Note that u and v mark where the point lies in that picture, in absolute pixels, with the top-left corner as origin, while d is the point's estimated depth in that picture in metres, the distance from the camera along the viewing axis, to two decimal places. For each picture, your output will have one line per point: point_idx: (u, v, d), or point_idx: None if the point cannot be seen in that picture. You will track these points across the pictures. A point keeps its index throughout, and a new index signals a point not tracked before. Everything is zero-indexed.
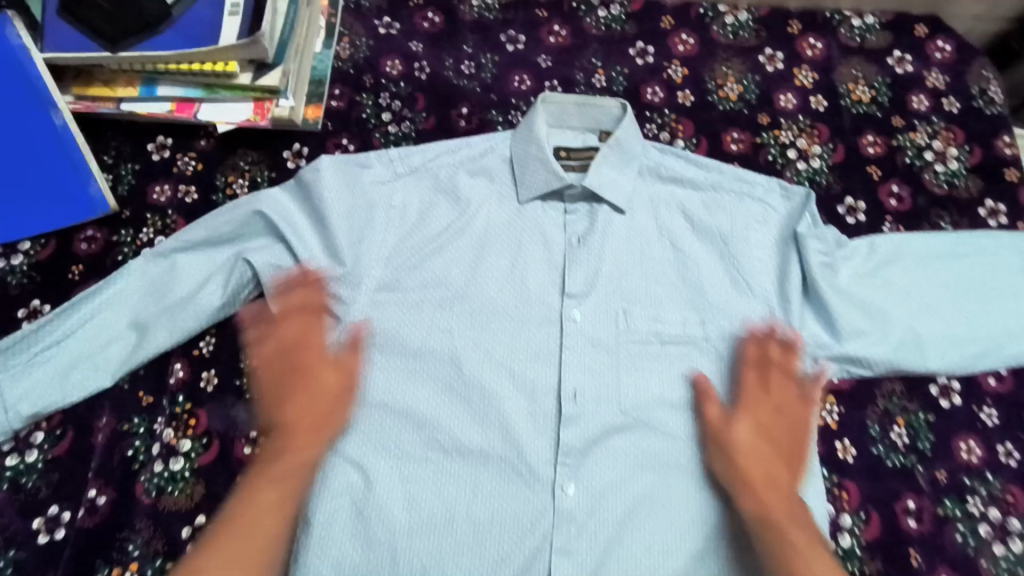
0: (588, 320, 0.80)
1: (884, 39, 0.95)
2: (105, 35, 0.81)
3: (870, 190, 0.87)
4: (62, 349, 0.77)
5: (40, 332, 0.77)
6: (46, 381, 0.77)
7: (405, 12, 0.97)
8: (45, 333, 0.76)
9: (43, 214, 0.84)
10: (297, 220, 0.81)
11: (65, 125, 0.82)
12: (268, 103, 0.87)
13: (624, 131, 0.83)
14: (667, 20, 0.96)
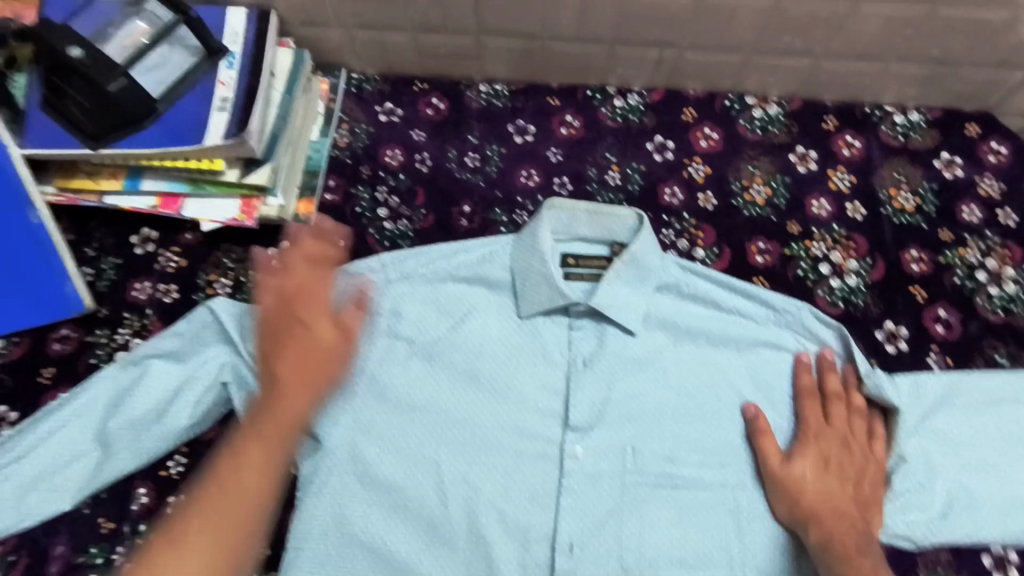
0: (591, 458, 0.72)
1: (931, 139, 0.86)
2: (85, 130, 0.76)
3: (915, 314, 0.78)
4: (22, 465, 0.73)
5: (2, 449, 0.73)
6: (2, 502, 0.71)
7: (409, 98, 0.92)
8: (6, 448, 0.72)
9: (17, 314, 0.80)
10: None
11: (41, 223, 0.78)
12: (256, 201, 0.82)
13: (639, 246, 0.75)
14: (688, 112, 0.89)
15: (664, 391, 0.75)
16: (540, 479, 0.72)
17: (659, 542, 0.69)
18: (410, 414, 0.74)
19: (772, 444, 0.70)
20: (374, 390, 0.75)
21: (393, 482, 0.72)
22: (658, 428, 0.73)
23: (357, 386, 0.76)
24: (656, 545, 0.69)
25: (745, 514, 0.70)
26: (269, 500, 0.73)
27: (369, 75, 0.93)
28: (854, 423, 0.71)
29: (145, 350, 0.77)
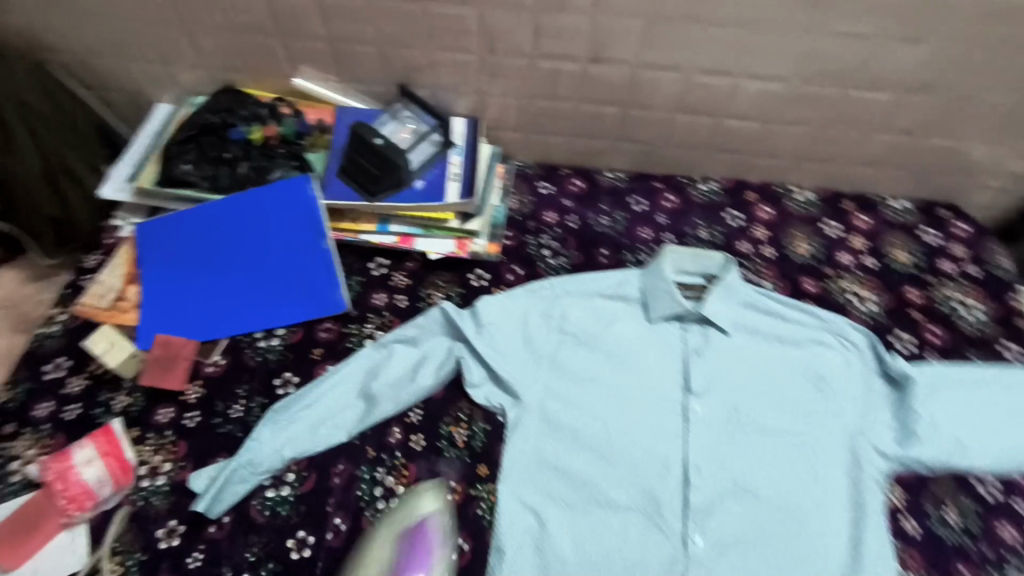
0: (707, 412, 1.06)
1: (917, 218, 1.28)
2: (367, 188, 1.15)
3: (917, 329, 1.15)
4: (311, 410, 1.02)
5: (300, 397, 1.03)
6: (300, 433, 1.01)
7: (558, 177, 1.33)
8: (303, 396, 1.03)
9: (300, 309, 1.14)
10: (490, 326, 1.10)
11: (327, 250, 1.14)
12: (466, 241, 1.20)
13: (731, 277, 1.12)
14: (751, 194, 1.30)
15: (751, 372, 1.10)
16: (672, 428, 1.05)
17: (759, 466, 1.01)
18: (579, 381, 1.09)
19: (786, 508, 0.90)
20: (552, 364, 1.09)
21: (571, 424, 1.05)
22: (750, 394, 1.07)
23: (541, 363, 1.09)
24: (756, 468, 1.01)
25: (815, 452, 1.02)
26: (485, 437, 1.04)
27: (528, 163, 1.35)
28: None
29: (396, 336, 1.09)
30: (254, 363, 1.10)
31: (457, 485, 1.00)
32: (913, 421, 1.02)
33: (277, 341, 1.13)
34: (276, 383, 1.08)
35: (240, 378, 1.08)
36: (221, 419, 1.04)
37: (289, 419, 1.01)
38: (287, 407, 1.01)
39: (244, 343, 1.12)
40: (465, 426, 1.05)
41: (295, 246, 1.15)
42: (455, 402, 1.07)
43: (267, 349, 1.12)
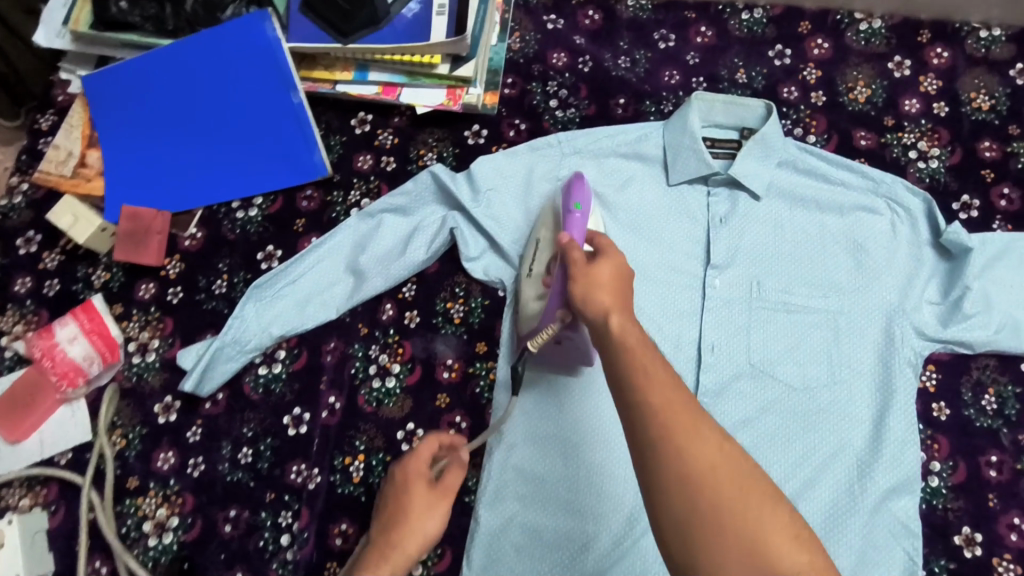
0: (727, 286, 0.96)
1: (1009, 51, 1.04)
2: (338, 28, 0.96)
3: (983, 190, 0.99)
4: (298, 286, 0.96)
5: (285, 271, 0.96)
6: (288, 311, 0.95)
7: (569, 9, 1.10)
8: (289, 271, 0.96)
9: (277, 174, 1.02)
10: (490, 193, 0.97)
11: (300, 104, 0.99)
12: (459, 90, 1.01)
13: (770, 128, 0.97)
14: (804, 25, 1.08)
15: (781, 241, 0.98)
16: (688, 304, 0.96)
17: (778, 345, 0.93)
18: None
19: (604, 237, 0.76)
20: None
21: None
22: (778, 268, 0.96)
23: None
24: (775, 348, 0.93)
25: (844, 330, 0.93)
26: (483, 313, 0.98)
27: None
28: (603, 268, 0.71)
29: (387, 203, 0.98)
30: (233, 237, 1.02)
31: (455, 361, 0.96)
32: (962, 297, 0.92)
33: (256, 212, 1.03)
34: (259, 259, 1.01)
35: (220, 253, 1.01)
36: (205, 296, 0.99)
37: (276, 296, 0.95)
38: (272, 283, 0.95)
39: (221, 215, 1.03)
40: (462, 302, 0.98)
41: (263, 101, 1.00)
42: (451, 276, 0.99)
43: (245, 222, 1.03)
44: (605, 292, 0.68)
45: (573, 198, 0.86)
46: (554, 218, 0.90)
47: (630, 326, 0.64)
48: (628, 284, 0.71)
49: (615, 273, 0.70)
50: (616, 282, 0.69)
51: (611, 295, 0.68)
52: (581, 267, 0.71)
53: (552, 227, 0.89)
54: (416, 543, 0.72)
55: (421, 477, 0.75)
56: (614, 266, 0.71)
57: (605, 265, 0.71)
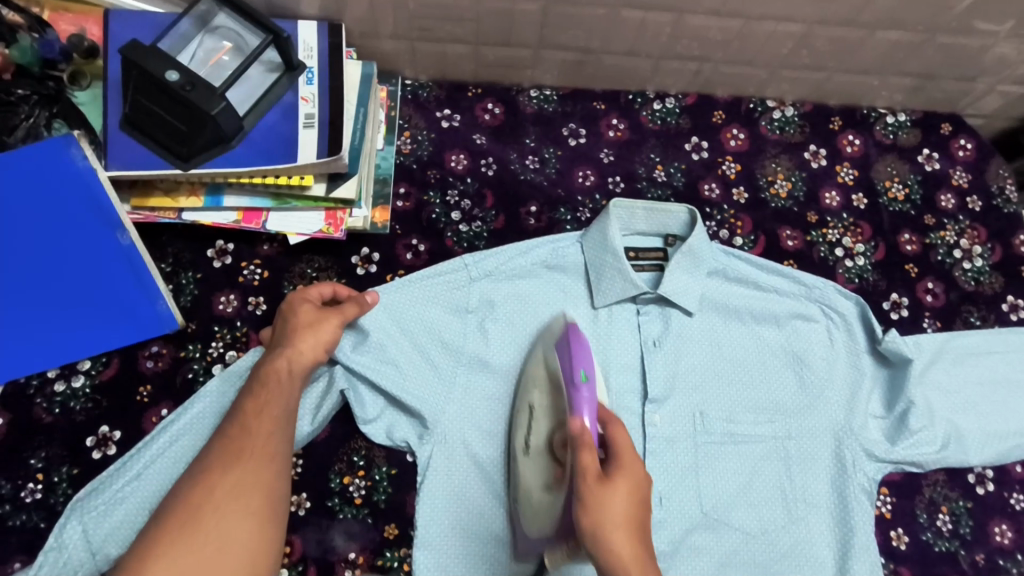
0: (667, 422, 0.85)
1: (914, 136, 1.02)
2: (177, 151, 0.75)
3: (909, 286, 0.96)
4: (142, 484, 0.74)
5: (122, 470, 0.74)
6: (130, 520, 0.72)
7: (465, 103, 0.96)
8: (129, 465, 0.74)
9: (109, 332, 0.79)
10: (405, 343, 0.81)
11: (132, 245, 0.78)
12: (340, 213, 0.84)
13: (696, 239, 0.85)
14: (719, 115, 1.00)
15: (720, 362, 0.88)
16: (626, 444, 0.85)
17: (728, 485, 0.84)
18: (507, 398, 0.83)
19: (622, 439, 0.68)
20: (471, 379, 0.82)
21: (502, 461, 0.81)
22: (719, 394, 0.87)
23: (457, 378, 0.82)
24: (726, 489, 0.84)
25: (794, 457, 0.85)
26: (389, 487, 0.81)
27: (422, 81, 0.96)
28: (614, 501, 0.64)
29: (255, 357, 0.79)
30: (50, 419, 0.79)
31: (357, 556, 0.78)
32: (907, 413, 0.86)
33: (83, 381, 0.80)
34: (88, 445, 0.78)
35: (32, 444, 0.78)
36: (9, 509, 0.76)
37: (110, 503, 0.73)
38: (105, 486, 0.73)
39: (30, 392, 0.79)
40: (362, 475, 0.81)
41: (79, 246, 0.78)
42: (347, 442, 0.82)
43: (68, 396, 0.80)
44: (617, 531, 0.63)
45: (576, 367, 0.71)
46: (551, 383, 0.75)
47: (643, 574, 0.61)
48: (644, 508, 0.66)
49: (627, 496, 0.65)
50: (628, 522, 0.64)
51: (632, 543, 0.63)
52: (593, 487, 0.64)
53: (549, 391, 0.75)
54: (311, 348, 0.72)
55: (308, 301, 0.75)
56: (627, 504, 0.64)
57: (619, 499, 0.64)
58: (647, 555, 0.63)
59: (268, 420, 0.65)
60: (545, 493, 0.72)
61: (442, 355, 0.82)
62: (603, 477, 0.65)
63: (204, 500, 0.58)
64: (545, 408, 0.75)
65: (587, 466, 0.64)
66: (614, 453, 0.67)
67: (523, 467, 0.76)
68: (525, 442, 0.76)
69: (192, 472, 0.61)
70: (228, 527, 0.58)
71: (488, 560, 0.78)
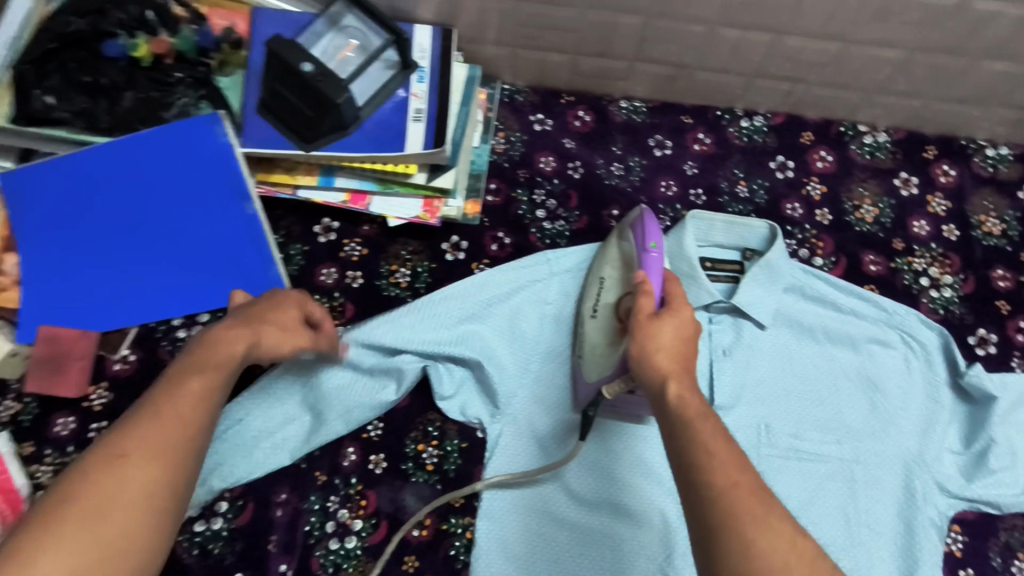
0: (732, 430, 0.86)
1: (1017, 171, 1.00)
2: (300, 134, 0.84)
3: (999, 323, 0.93)
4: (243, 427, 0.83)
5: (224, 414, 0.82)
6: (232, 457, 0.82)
7: (558, 108, 1.02)
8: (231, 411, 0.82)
9: (225, 290, 0.89)
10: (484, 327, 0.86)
11: (255, 216, 0.88)
12: (437, 202, 0.91)
13: (774, 253, 0.86)
14: (807, 136, 1.01)
15: (790, 378, 0.88)
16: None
17: (790, 501, 0.84)
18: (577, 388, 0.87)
19: (675, 286, 0.72)
20: (543, 366, 0.87)
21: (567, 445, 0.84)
22: (788, 409, 0.87)
23: (530, 364, 0.87)
24: (787, 504, 0.84)
25: (861, 481, 0.84)
26: (460, 458, 0.86)
27: (519, 86, 1.02)
28: (665, 323, 0.67)
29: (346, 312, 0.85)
30: (172, 361, 0.90)
31: (426, 518, 0.83)
32: (986, 451, 0.84)
33: (201, 331, 0.91)
34: None
35: None
36: None
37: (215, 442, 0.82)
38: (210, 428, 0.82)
39: (158, 335, 0.91)
40: (436, 445, 0.86)
41: (211, 213, 0.88)
42: (424, 413, 0.88)
43: (187, 343, 0.90)
44: (665, 355, 0.66)
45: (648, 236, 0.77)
46: (624, 259, 0.81)
47: (689, 392, 0.63)
48: (693, 343, 0.68)
49: (678, 330, 0.67)
50: (677, 345, 0.66)
51: (671, 361, 0.65)
52: (647, 320, 0.68)
53: (622, 267, 0.81)
54: (275, 345, 0.70)
55: (297, 305, 0.75)
56: (677, 330, 0.67)
57: (669, 326, 0.67)
58: (690, 380, 0.65)
59: (205, 408, 0.59)
60: (608, 349, 0.78)
61: (518, 341, 0.87)
62: (656, 314, 0.68)
63: (100, 497, 0.51)
64: (615, 278, 0.81)
65: (643, 306, 0.69)
66: (669, 296, 0.71)
67: (589, 328, 0.81)
68: (594, 306, 0.82)
69: (102, 450, 0.54)
70: (121, 535, 0.51)
71: (546, 538, 0.81)
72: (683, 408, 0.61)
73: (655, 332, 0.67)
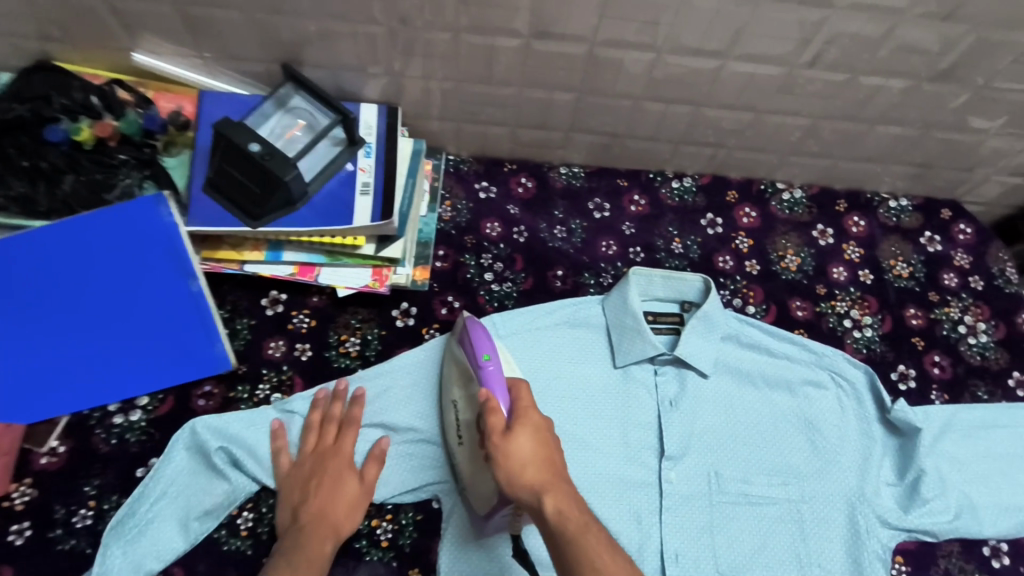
0: (683, 481, 0.88)
1: (917, 220, 1.10)
2: (247, 210, 0.86)
3: (916, 358, 1.00)
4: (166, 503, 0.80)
5: (146, 493, 0.79)
6: (160, 535, 0.79)
7: (501, 176, 1.07)
8: (151, 487, 0.80)
9: (170, 368, 0.88)
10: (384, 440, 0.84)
11: (200, 292, 0.86)
12: (386, 270, 0.93)
13: (711, 306, 0.92)
14: (732, 194, 1.09)
15: (733, 424, 0.92)
16: (624, 533, 0.86)
17: (744, 549, 0.86)
18: None
19: (524, 391, 0.74)
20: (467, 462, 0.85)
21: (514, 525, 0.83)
22: (734, 455, 0.90)
23: None
24: (740, 551, 0.86)
25: (808, 522, 0.88)
26: (415, 531, 0.84)
27: (463, 157, 1.07)
28: (524, 433, 0.68)
29: (225, 438, 0.81)
30: (107, 449, 0.86)
31: None
32: (918, 480, 0.89)
33: (140, 415, 0.88)
34: (140, 475, 0.85)
35: (87, 472, 0.85)
36: (61, 533, 0.82)
37: (144, 524, 0.79)
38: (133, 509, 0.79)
39: (91, 423, 0.87)
40: (390, 519, 0.84)
41: (152, 289, 0.86)
42: None
43: (125, 428, 0.87)
44: (532, 469, 0.66)
45: (479, 349, 0.78)
46: (462, 374, 0.81)
47: (566, 503, 0.65)
48: (554, 446, 0.70)
49: (536, 441, 0.68)
50: (539, 455, 0.68)
51: (539, 471, 0.66)
52: (501, 440, 0.67)
53: (462, 380, 0.81)
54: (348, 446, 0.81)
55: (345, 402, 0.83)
56: (535, 437, 0.68)
57: (524, 437, 0.68)
58: (562, 482, 0.67)
59: None
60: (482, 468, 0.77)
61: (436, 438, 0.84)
62: (509, 428, 0.69)
63: None
64: (463, 395, 0.80)
65: (495, 424, 0.69)
66: (517, 406, 0.72)
67: (460, 455, 0.80)
68: (458, 430, 0.80)
69: None
70: None
71: None
72: (563, 523, 0.63)
73: (519, 443, 0.67)
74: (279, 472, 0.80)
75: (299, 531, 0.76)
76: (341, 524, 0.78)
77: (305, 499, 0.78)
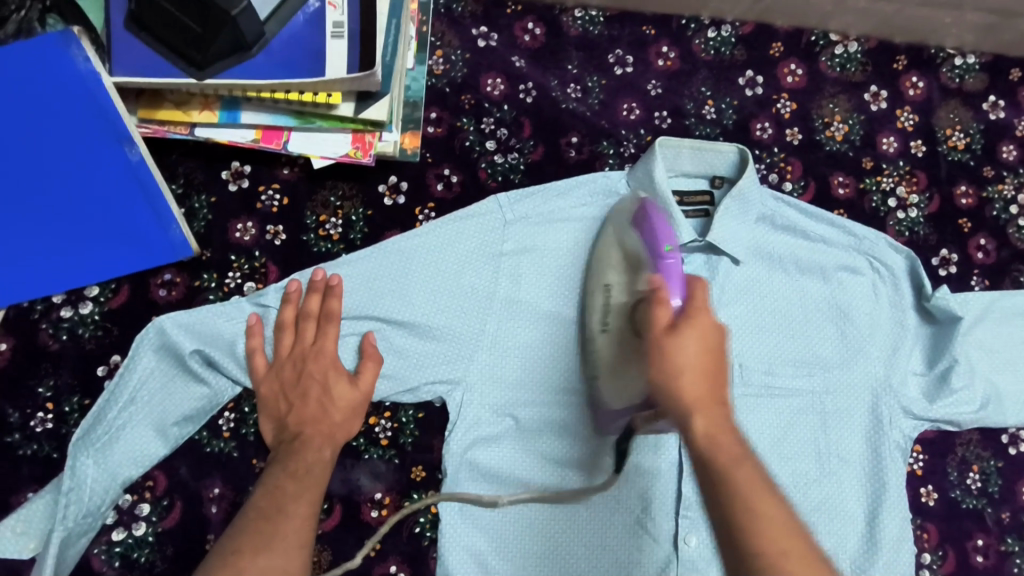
0: None
1: (982, 82, 0.95)
2: (187, 56, 0.67)
3: (960, 242, 0.91)
4: (134, 410, 0.70)
5: (113, 398, 0.70)
6: (133, 442, 0.70)
7: (503, 20, 0.88)
8: (118, 392, 0.70)
9: (117, 255, 0.74)
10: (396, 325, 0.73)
11: (141, 161, 0.70)
12: (369, 136, 0.77)
13: (748, 182, 0.80)
14: (777, 47, 0.92)
15: (761, 313, 0.84)
16: None
17: (761, 439, 0.81)
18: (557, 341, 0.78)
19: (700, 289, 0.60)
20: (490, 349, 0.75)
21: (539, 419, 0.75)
22: (758, 346, 0.83)
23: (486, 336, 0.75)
24: (757, 442, 0.81)
25: (830, 413, 0.83)
26: (416, 430, 0.78)
27: None
28: (690, 336, 0.56)
29: (200, 339, 0.70)
30: (57, 346, 0.75)
31: (383, 496, 0.76)
32: (949, 370, 0.84)
33: (91, 308, 0.76)
34: (101, 375, 0.75)
35: (38, 372, 0.74)
36: (18, 439, 0.73)
37: (112, 432, 0.69)
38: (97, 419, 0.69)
39: (34, 317, 0.75)
40: (388, 417, 0.78)
41: (80, 159, 0.70)
42: None
43: (76, 323, 0.76)
44: (688, 377, 0.54)
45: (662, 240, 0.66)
46: (626, 260, 0.70)
47: (721, 429, 0.53)
48: (723, 357, 0.56)
49: (700, 342, 0.56)
50: (706, 360, 0.55)
51: (703, 387, 0.54)
52: (664, 336, 0.56)
53: (626, 268, 0.70)
54: (330, 346, 0.71)
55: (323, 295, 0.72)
56: (704, 344, 0.55)
57: (692, 341, 0.56)
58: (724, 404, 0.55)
59: (304, 501, 0.63)
60: (623, 367, 0.68)
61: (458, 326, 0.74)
62: (674, 326, 0.57)
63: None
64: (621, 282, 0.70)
65: (659, 317, 0.58)
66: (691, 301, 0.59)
67: (602, 343, 0.71)
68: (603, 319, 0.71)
69: (222, 552, 0.58)
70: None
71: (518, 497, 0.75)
72: (714, 450, 0.52)
73: (679, 351, 0.55)
74: (255, 375, 0.71)
75: (291, 441, 0.69)
76: (338, 428, 0.71)
77: (292, 407, 0.70)
